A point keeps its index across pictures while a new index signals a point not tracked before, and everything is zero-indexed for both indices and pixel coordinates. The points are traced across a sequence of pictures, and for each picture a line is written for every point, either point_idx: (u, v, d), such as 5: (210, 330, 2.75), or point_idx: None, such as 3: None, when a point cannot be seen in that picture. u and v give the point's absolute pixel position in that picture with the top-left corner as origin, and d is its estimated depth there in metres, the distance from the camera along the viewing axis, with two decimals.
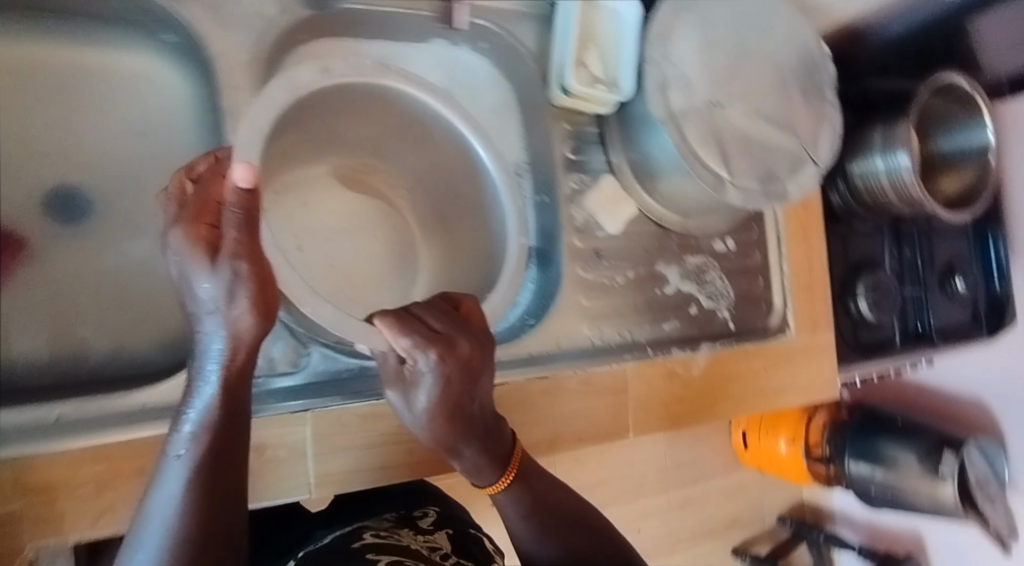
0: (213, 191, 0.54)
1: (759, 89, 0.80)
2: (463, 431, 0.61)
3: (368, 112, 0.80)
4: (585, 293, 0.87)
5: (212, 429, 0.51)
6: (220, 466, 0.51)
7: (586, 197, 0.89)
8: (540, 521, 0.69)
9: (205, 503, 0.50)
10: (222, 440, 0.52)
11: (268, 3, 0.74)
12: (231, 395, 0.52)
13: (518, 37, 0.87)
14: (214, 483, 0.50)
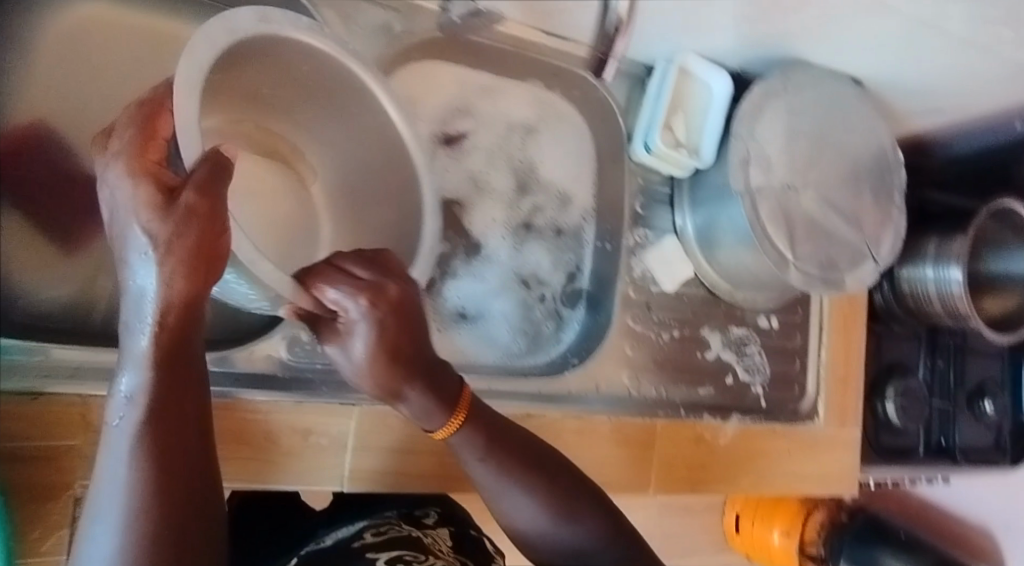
0: (158, 124, 0.43)
1: (833, 181, 0.83)
2: (406, 376, 0.54)
3: (295, 70, 0.64)
4: (630, 342, 0.90)
5: (152, 400, 0.41)
6: (175, 443, 0.42)
7: (647, 252, 0.93)
8: (500, 462, 0.63)
9: (164, 477, 0.42)
10: (168, 413, 0.42)
11: (394, 19, 0.79)
12: (171, 361, 0.42)
13: (612, 92, 0.93)
14: (174, 462, 0.42)
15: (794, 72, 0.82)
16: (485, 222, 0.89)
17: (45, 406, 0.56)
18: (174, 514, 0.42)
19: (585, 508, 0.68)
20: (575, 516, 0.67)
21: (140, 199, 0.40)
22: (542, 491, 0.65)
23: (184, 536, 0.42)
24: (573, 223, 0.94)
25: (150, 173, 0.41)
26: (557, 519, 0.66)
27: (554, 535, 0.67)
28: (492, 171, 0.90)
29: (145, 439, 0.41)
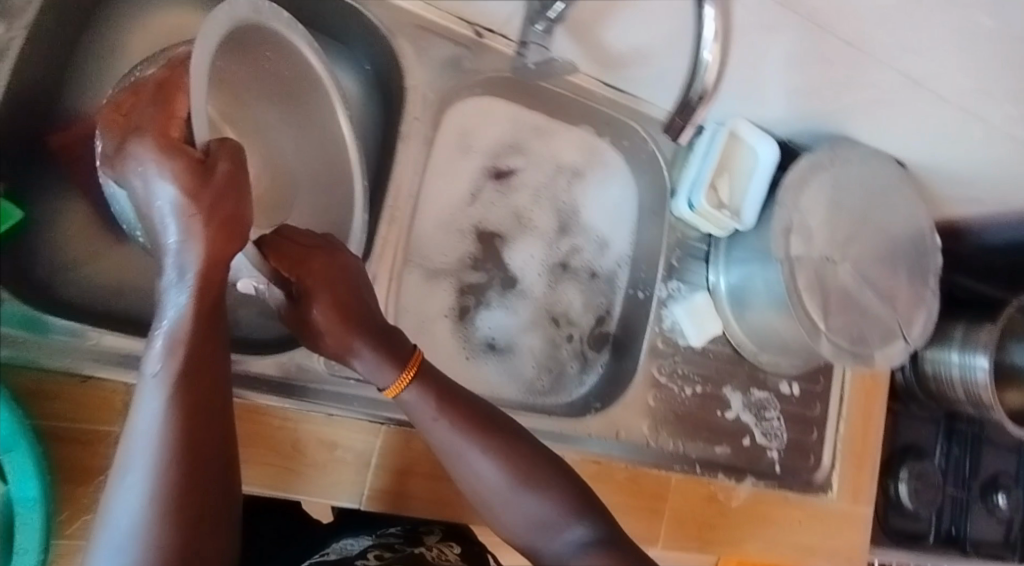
0: (176, 104, 0.46)
1: (870, 256, 0.84)
2: (360, 329, 0.56)
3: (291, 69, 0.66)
4: (654, 392, 0.90)
5: (182, 377, 0.42)
6: (199, 424, 0.42)
7: (676, 306, 0.93)
8: (456, 418, 0.57)
9: (191, 431, 0.42)
10: (194, 391, 0.42)
11: (465, 52, 0.80)
12: (203, 340, 0.43)
13: (659, 145, 0.93)
14: (196, 443, 0.42)
15: (841, 147, 0.83)
16: (523, 257, 0.91)
17: (91, 390, 0.57)
18: (191, 500, 0.41)
19: (553, 475, 0.58)
20: (542, 480, 0.57)
21: (173, 167, 0.43)
22: (504, 450, 0.57)
23: (206, 496, 0.42)
24: (607, 267, 0.96)
25: (176, 144, 0.44)
26: (521, 483, 0.57)
27: (518, 505, 0.57)
28: (535, 210, 0.92)
29: (173, 417, 0.41)
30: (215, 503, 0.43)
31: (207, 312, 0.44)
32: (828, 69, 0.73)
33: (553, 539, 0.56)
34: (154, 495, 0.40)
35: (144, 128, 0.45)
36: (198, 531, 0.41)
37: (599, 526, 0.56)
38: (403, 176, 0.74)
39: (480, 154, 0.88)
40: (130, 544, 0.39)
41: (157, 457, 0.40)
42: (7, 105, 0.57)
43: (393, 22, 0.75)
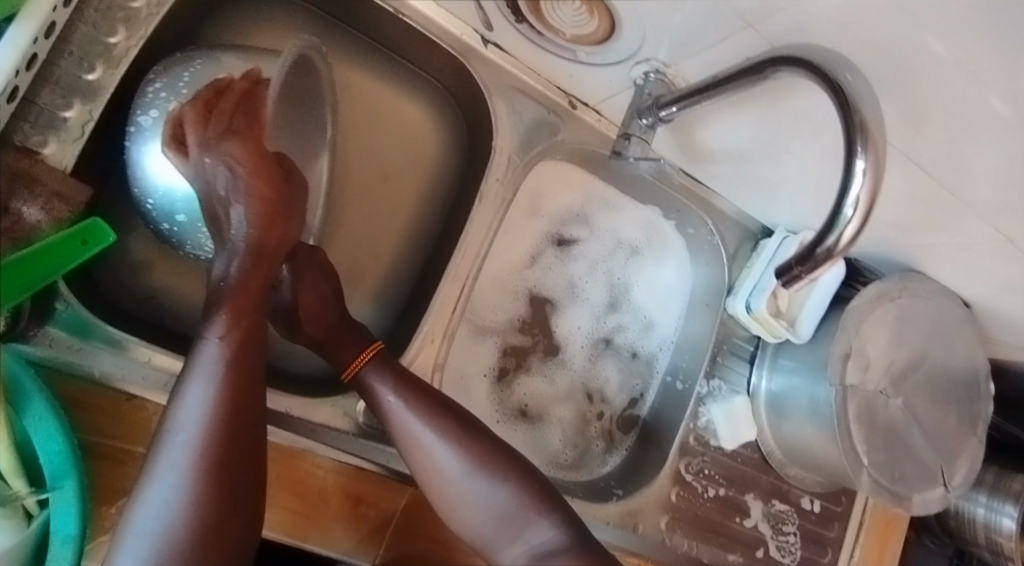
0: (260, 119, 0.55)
1: (921, 394, 0.82)
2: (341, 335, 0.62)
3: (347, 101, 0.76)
4: (677, 489, 0.88)
5: (227, 356, 0.49)
6: (240, 398, 0.48)
7: (714, 405, 0.91)
8: (415, 402, 0.59)
9: (232, 395, 0.48)
10: (239, 371, 0.49)
11: (555, 118, 0.78)
12: (249, 324, 0.50)
13: (725, 238, 0.90)
14: (235, 419, 0.48)
15: (912, 280, 0.81)
16: (570, 326, 0.90)
17: (133, 409, 0.56)
18: (225, 460, 0.47)
19: (507, 464, 0.59)
20: (500, 469, 0.58)
21: (259, 179, 0.52)
22: (461, 437, 0.59)
23: (235, 451, 0.48)
24: (649, 349, 0.94)
25: (263, 157, 0.53)
26: (481, 474, 0.58)
27: (472, 493, 0.57)
28: (590, 281, 0.91)
29: (220, 391, 0.48)
30: (246, 469, 0.49)
31: (251, 299, 0.51)
32: (932, 216, 0.68)
33: (513, 539, 0.57)
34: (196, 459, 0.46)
35: (234, 133, 0.53)
36: (227, 491, 0.47)
37: (563, 528, 0.57)
38: (473, 235, 0.73)
39: (546, 219, 0.88)
40: (172, 496, 0.45)
41: (199, 426, 0.47)
42: (109, 111, 0.57)
43: (490, 81, 0.75)
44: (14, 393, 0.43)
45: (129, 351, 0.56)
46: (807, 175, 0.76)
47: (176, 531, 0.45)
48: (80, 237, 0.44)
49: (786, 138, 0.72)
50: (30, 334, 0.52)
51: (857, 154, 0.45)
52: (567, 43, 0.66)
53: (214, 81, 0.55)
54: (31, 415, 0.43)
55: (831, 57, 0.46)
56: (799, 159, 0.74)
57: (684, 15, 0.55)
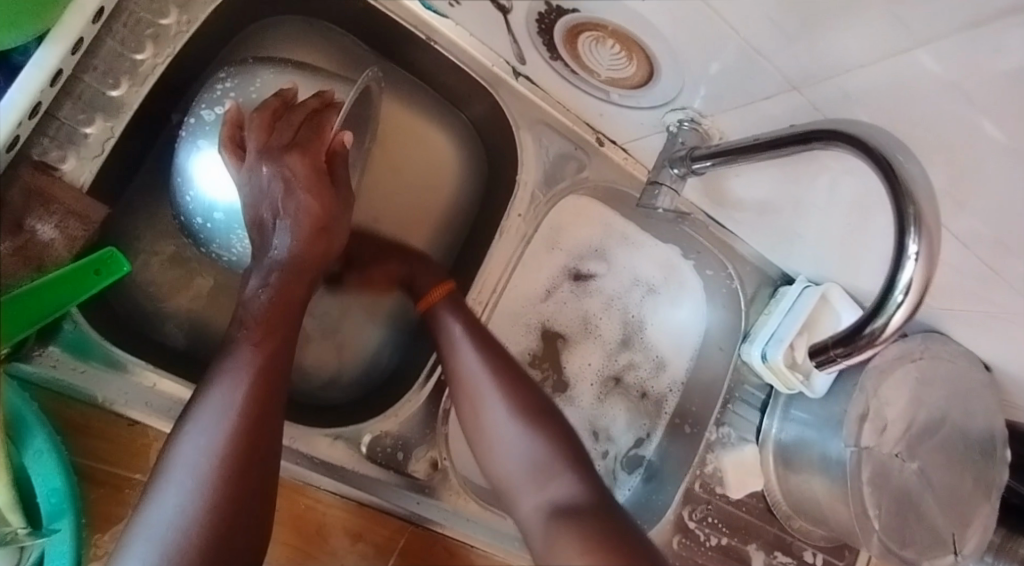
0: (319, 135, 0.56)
1: (936, 458, 0.80)
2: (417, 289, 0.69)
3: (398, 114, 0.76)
4: (679, 536, 0.86)
5: (254, 362, 0.52)
6: (254, 434, 0.51)
7: (725, 452, 0.88)
8: (482, 347, 0.65)
9: (256, 399, 0.51)
10: (258, 406, 0.51)
11: (580, 154, 0.77)
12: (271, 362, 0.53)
13: (743, 282, 0.88)
14: (255, 423, 0.51)
15: (935, 341, 0.79)
16: (580, 363, 0.88)
17: (134, 435, 0.54)
18: (242, 461, 0.50)
19: (541, 421, 0.63)
20: (538, 421, 0.63)
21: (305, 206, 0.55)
22: (507, 388, 0.64)
23: (252, 453, 0.50)
24: (660, 390, 0.92)
25: (322, 171, 0.56)
26: (521, 423, 0.63)
27: (511, 439, 0.62)
28: (604, 319, 0.90)
29: (235, 425, 0.50)
30: (248, 507, 0.50)
31: (277, 339, 0.54)
32: (964, 283, 0.65)
33: (538, 487, 0.61)
34: (201, 490, 0.48)
35: (297, 146, 0.55)
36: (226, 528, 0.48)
37: (582, 485, 0.60)
38: (493, 266, 0.75)
39: (565, 253, 0.88)
40: (188, 490, 0.48)
41: (221, 426, 0.50)
42: (130, 127, 0.56)
43: (519, 113, 0.75)
44: (17, 430, 0.46)
45: (133, 375, 0.55)
46: (855, 239, 0.72)
47: (188, 528, 0.47)
48: (97, 267, 0.51)
49: (834, 198, 0.69)
50: (35, 353, 0.51)
51: (910, 237, 0.41)
52: (602, 85, 0.65)
53: (281, 92, 0.57)
54: (31, 453, 0.46)
55: (891, 140, 0.43)
56: (846, 220, 0.70)
57: (723, 64, 0.53)
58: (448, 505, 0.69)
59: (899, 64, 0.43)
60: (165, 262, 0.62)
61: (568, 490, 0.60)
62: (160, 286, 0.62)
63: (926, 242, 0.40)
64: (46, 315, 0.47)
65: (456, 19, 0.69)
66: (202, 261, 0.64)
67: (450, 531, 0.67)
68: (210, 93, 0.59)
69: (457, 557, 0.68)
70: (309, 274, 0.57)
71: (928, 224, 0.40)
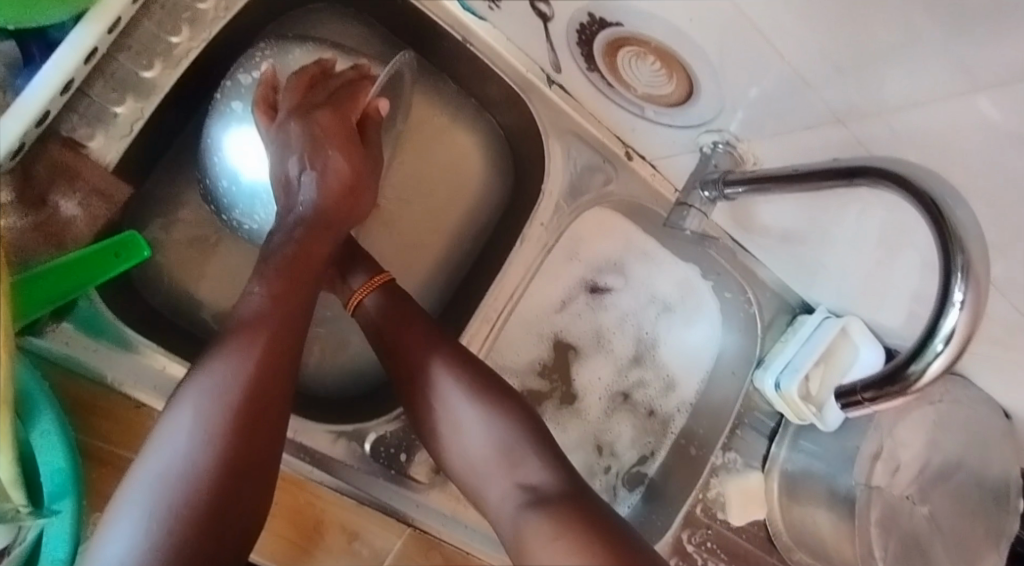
0: (353, 104, 0.58)
1: (949, 505, 0.78)
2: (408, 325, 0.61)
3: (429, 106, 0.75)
4: (676, 560, 0.85)
5: (271, 321, 0.49)
6: (245, 446, 0.45)
7: (728, 478, 0.87)
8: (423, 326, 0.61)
9: (269, 359, 0.47)
10: (248, 414, 0.45)
11: (608, 165, 0.76)
12: (270, 365, 0.47)
13: (761, 307, 0.87)
14: (269, 380, 0.47)
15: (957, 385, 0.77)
16: (589, 377, 0.88)
17: (139, 418, 0.53)
18: (250, 419, 0.46)
19: (501, 409, 0.58)
20: (500, 411, 0.58)
21: (328, 201, 0.54)
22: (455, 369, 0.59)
23: (260, 412, 0.46)
24: (667, 410, 0.91)
25: (354, 139, 0.57)
26: (482, 415, 0.57)
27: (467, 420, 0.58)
28: (617, 334, 0.89)
29: (232, 410, 0.45)
30: (233, 521, 0.45)
31: (280, 340, 0.48)
32: (993, 329, 0.64)
33: (506, 484, 0.55)
34: (206, 445, 0.44)
35: (331, 106, 0.57)
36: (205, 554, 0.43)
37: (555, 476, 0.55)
38: (510, 276, 0.75)
39: (583, 265, 0.87)
40: (191, 445, 0.44)
41: (231, 380, 0.46)
42: (160, 108, 0.56)
43: (549, 121, 0.74)
44: (25, 409, 0.46)
45: (143, 356, 0.55)
46: (883, 275, 0.70)
47: (187, 484, 0.43)
48: (117, 250, 0.50)
49: (874, 230, 0.65)
50: (48, 329, 0.52)
51: (957, 287, 0.38)
52: (638, 99, 0.64)
53: (322, 61, 0.60)
54: (38, 431, 0.46)
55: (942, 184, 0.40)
56: (874, 243, 0.67)
57: (763, 90, 0.53)
58: (448, 511, 0.69)
59: (952, 106, 0.42)
60: (183, 245, 0.62)
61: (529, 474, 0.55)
62: (177, 269, 0.62)
63: (975, 291, 0.37)
64: (61, 295, 0.48)
65: (494, 22, 0.69)
66: (218, 245, 0.63)
67: (448, 536, 0.67)
68: (248, 65, 0.60)
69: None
70: (317, 264, 0.53)
71: (976, 274, 0.37)
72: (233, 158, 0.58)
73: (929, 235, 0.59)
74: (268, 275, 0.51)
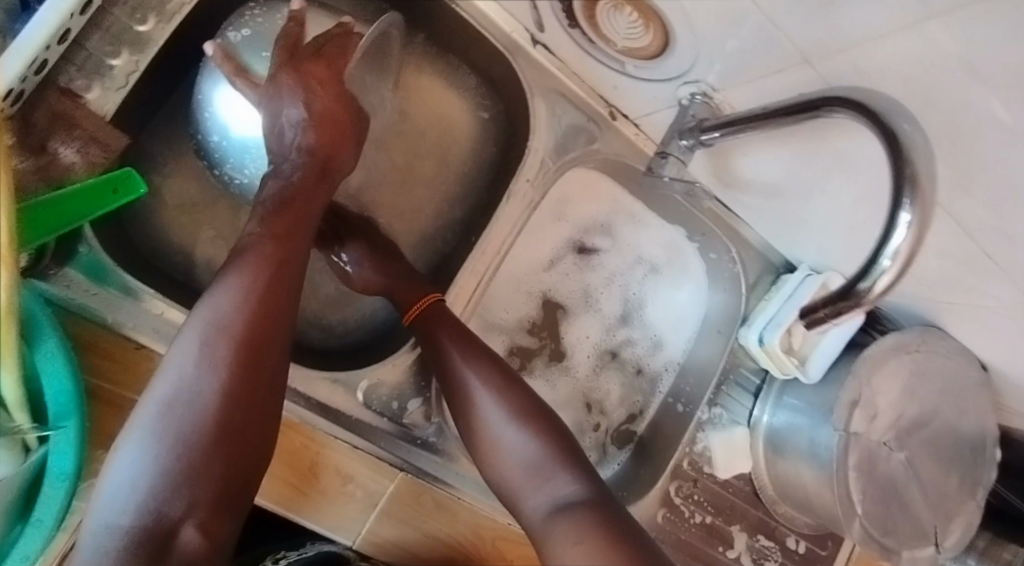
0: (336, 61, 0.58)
1: (926, 451, 0.81)
2: (463, 345, 0.64)
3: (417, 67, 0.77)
4: (664, 511, 0.87)
5: (264, 257, 0.51)
6: (250, 374, 0.47)
7: (713, 433, 0.90)
8: (470, 344, 0.64)
9: (267, 292, 0.49)
10: (252, 345, 0.47)
11: (592, 125, 0.78)
12: (270, 297, 0.49)
13: (745, 266, 0.89)
14: (269, 313, 0.49)
15: (933, 335, 0.79)
16: (578, 335, 0.90)
17: (139, 358, 0.56)
18: (253, 348, 0.47)
19: (538, 427, 0.59)
20: (532, 420, 0.59)
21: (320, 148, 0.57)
22: (501, 385, 0.61)
23: (261, 341, 0.48)
24: (655, 368, 0.93)
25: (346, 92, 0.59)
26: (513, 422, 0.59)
27: (507, 434, 0.59)
28: (604, 294, 0.91)
29: (235, 341, 0.47)
30: (241, 445, 0.47)
31: (282, 275, 0.50)
32: (962, 272, 0.66)
33: (539, 490, 0.57)
34: (211, 374, 0.46)
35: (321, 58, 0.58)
36: (216, 473, 0.45)
37: (587, 485, 0.55)
38: (498, 231, 0.76)
39: (571, 225, 0.89)
40: (197, 373, 0.46)
41: (232, 312, 0.47)
42: (155, 61, 0.58)
43: (535, 81, 0.76)
44: (30, 331, 0.48)
45: (143, 302, 0.57)
46: (860, 225, 0.72)
47: (194, 410, 0.45)
48: (115, 185, 0.52)
49: (834, 161, 0.67)
50: (51, 273, 0.54)
51: (903, 205, 0.41)
52: (618, 54, 0.66)
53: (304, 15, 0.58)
54: (42, 352, 0.48)
55: (892, 104, 0.44)
56: (836, 174, 0.68)
57: (740, 41, 0.55)
58: (439, 458, 0.72)
59: (908, 37, 0.44)
60: (180, 201, 0.65)
61: (562, 487, 0.55)
62: (173, 223, 0.64)
63: (919, 210, 0.41)
64: (59, 225, 0.49)
65: None
66: (214, 199, 0.66)
67: (437, 481, 0.70)
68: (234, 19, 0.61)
69: (446, 513, 0.70)
70: (311, 214, 0.56)
71: (921, 190, 0.41)
72: (223, 116, 0.60)
73: (887, 177, 0.64)
74: (264, 216, 0.53)
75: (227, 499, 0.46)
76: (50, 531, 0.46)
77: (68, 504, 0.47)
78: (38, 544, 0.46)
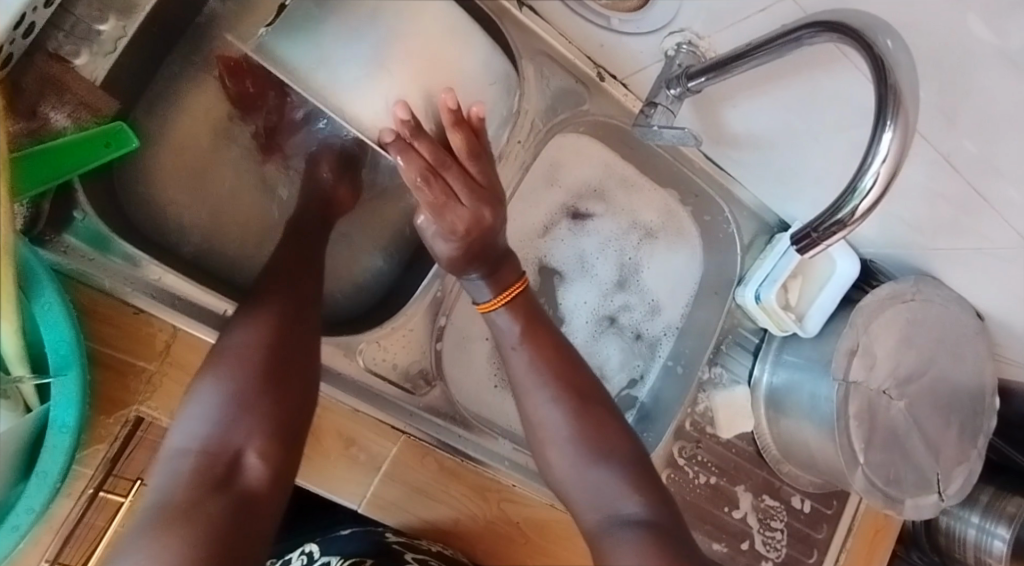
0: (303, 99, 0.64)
1: (928, 402, 0.81)
2: (546, 358, 0.62)
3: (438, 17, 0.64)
4: (669, 472, 0.87)
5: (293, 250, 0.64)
6: (283, 336, 0.56)
7: (716, 393, 0.90)
8: (538, 350, 0.62)
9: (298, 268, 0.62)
10: (290, 305, 0.59)
11: (581, 87, 0.79)
12: (299, 271, 0.62)
13: (739, 226, 0.89)
14: (301, 284, 0.61)
15: (928, 284, 0.80)
16: (575, 301, 0.88)
17: (140, 323, 0.58)
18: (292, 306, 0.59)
19: (609, 449, 0.59)
20: (566, 394, 0.60)
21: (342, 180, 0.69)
22: (569, 406, 0.60)
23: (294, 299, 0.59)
24: (654, 333, 0.92)
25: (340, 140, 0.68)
26: (574, 447, 0.58)
27: (578, 469, 0.58)
28: (601, 258, 0.90)
29: (276, 300, 0.59)
30: (286, 384, 0.55)
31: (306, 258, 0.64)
32: (952, 213, 0.66)
33: (578, 467, 0.58)
34: (258, 328, 0.56)
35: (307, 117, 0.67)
36: (268, 412, 0.53)
37: (652, 508, 0.56)
38: None
39: (564, 191, 0.87)
40: (245, 331, 0.56)
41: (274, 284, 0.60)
42: (142, 28, 0.58)
43: (522, 43, 0.76)
44: (25, 280, 0.47)
45: (141, 269, 0.57)
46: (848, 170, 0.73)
47: (245, 358, 0.55)
48: (107, 140, 0.53)
49: (826, 101, 0.67)
50: (47, 239, 0.54)
51: (887, 126, 0.44)
52: (602, 9, 0.67)
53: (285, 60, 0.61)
54: (40, 302, 0.47)
55: (874, 21, 0.46)
56: (831, 115, 0.68)
57: None
58: (442, 420, 0.71)
59: None
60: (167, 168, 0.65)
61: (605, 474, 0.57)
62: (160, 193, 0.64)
63: (901, 128, 0.43)
64: (52, 174, 0.50)
65: None
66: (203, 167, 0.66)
67: (442, 443, 0.70)
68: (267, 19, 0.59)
69: (451, 476, 0.71)
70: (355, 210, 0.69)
71: (904, 110, 0.43)
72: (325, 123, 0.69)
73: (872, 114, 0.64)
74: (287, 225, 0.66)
75: (286, 440, 0.54)
76: (56, 484, 0.46)
77: (72, 458, 0.47)
78: (45, 495, 0.46)
